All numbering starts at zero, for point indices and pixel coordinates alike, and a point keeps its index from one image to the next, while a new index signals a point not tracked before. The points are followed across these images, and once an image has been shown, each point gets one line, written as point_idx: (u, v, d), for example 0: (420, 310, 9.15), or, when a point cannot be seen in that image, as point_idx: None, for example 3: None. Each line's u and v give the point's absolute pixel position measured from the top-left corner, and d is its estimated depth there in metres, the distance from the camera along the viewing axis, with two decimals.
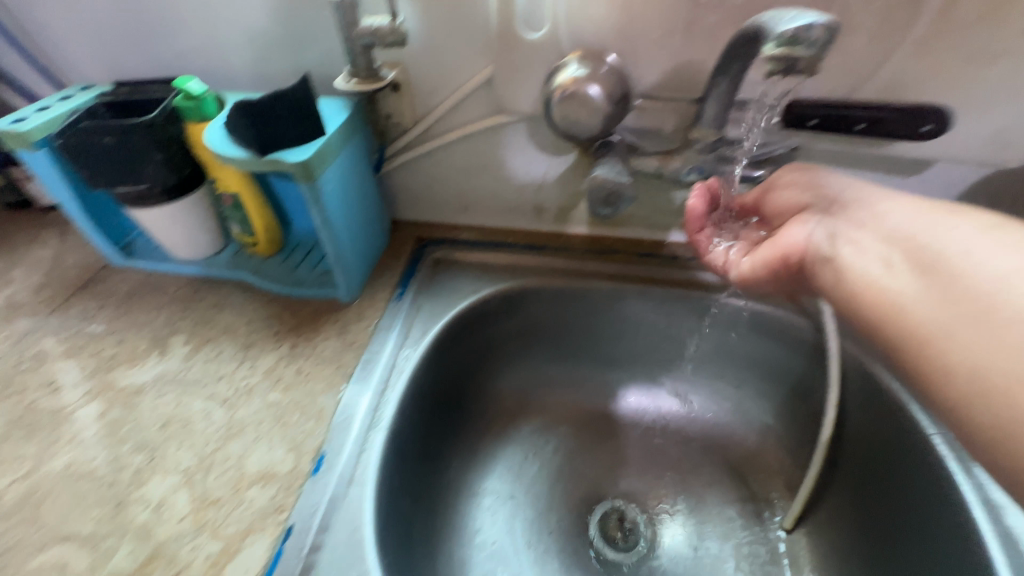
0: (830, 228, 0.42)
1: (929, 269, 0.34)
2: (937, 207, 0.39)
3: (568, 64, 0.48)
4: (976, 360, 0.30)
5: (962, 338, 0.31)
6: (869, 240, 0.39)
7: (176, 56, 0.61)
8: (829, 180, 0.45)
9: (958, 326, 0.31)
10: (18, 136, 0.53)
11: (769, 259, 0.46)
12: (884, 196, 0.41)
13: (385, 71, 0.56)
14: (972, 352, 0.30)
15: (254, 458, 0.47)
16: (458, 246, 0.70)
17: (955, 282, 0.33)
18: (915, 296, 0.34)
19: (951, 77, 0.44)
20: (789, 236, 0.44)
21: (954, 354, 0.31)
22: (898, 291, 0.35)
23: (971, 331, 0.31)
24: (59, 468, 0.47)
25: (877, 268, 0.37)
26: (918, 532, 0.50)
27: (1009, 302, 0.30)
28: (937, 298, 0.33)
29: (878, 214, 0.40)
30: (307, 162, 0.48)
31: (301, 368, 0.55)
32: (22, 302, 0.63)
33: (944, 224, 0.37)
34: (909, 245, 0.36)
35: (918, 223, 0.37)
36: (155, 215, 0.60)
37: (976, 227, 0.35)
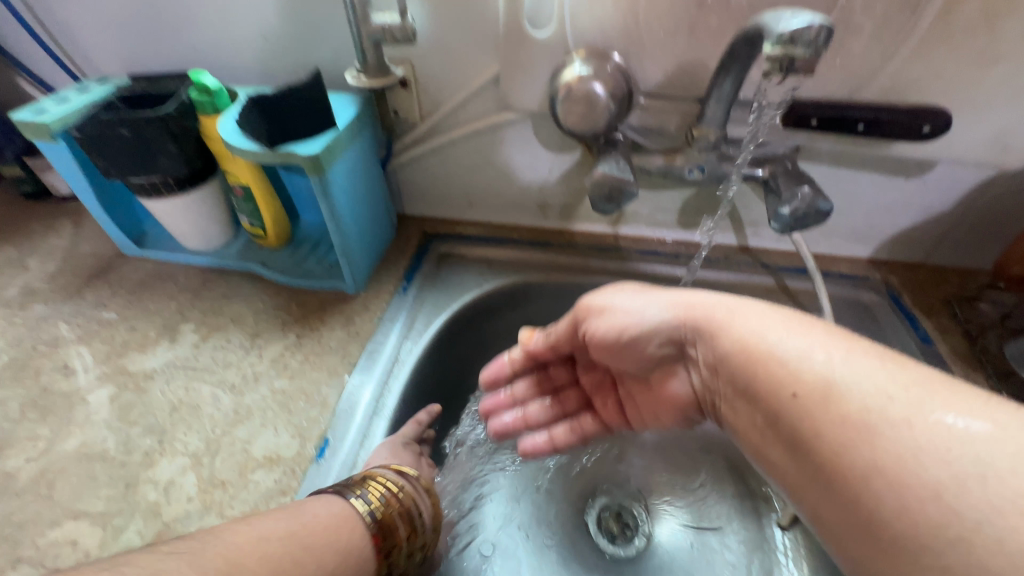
0: (686, 378, 0.42)
1: (800, 442, 0.32)
2: (787, 325, 0.36)
3: (573, 63, 0.49)
4: (891, 515, 0.27)
5: (870, 507, 0.28)
6: (734, 395, 0.37)
7: (191, 50, 0.62)
8: (649, 304, 0.43)
9: (845, 524, 0.29)
10: (37, 126, 0.55)
11: (664, 401, 0.47)
12: (732, 322, 0.38)
13: (395, 67, 0.57)
14: (880, 514, 0.28)
15: (260, 442, 0.48)
16: (463, 242, 0.71)
17: (838, 455, 0.30)
18: (796, 473, 0.33)
19: (951, 77, 0.44)
20: (668, 389, 0.45)
21: (874, 522, 0.28)
22: (783, 467, 0.34)
23: (886, 487, 0.28)
24: (72, 448, 0.48)
25: (755, 425, 0.36)
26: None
27: (910, 484, 0.27)
28: (812, 479, 0.31)
29: (718, 355, 0.38)
30: (317, 155, 0.49)
31: (306, 356, 0.56)
32: (37, 288, 0.65)
33: (808, 347, 0.34)
34: (761, 396, 0.35)
35: (765, 334, 0.36)
36: (168, 205, 0.62)
37: (827, 354, 0.33)
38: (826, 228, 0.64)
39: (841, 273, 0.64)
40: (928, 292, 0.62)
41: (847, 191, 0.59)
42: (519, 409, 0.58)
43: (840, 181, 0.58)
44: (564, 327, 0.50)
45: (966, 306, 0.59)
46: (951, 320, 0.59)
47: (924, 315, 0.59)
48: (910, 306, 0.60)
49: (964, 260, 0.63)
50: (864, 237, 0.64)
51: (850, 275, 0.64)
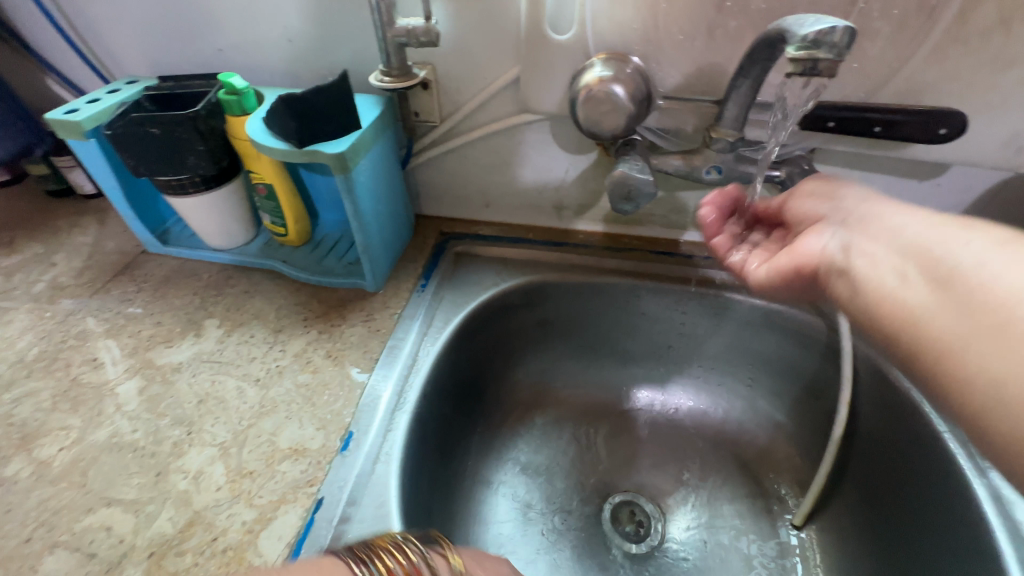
0: (844, 241, 0.41)
1: (948, 281, 0.33)
2: (951, 220, 0.37)
3: (594, 66, 0.50)
4: (996, 371, 0.29)
5: (977, 353, 0.30)
6: (882, 252, 0.38)
7: (217, 52, 0.64)
8: (847, 194, 0.45)
9: (973, 338, 0.30)
10: (70, 125, 0.56)
11: (783, 269, 0.45)
12: (893, 213, 0.40)
13: (416, 69, 0.59)
14: (989, 365, 0.29)
15: (286, 434, 0.49)
16: (479, 241, 0.72)
17: (969, 295, 0.32)
18: (927, 309, 0.33)
19: (966, 80, 0.45)
20: (801, 248, 0.44)
21: (969, 366, 0.30)
22: (916, 304, 0.34)
23: (988, 346, 0.29)
24: (102, 438, 0.50)
25: (890, 281, 0.36)
26: (929, 530, 0.51)
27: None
28: (950, 311, 0.32)
29: (890, 227, 0.39)
30: (343, 154, 0.50)
31: (329, 351, 0.57)
32: (64, 284, 0.67)
33: (958, 236, 0.36)
34: (922, 257, 0.36)
35: (930, 234, 0.37)
36: (193, 203, 0.63)
37: (989, 241, 0.34)
38: None
39: None
40: None
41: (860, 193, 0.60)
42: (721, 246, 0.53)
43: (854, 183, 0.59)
44: (781, 198, 0.50)
45: None
46: None
47: None
48: None
49: None
50: None
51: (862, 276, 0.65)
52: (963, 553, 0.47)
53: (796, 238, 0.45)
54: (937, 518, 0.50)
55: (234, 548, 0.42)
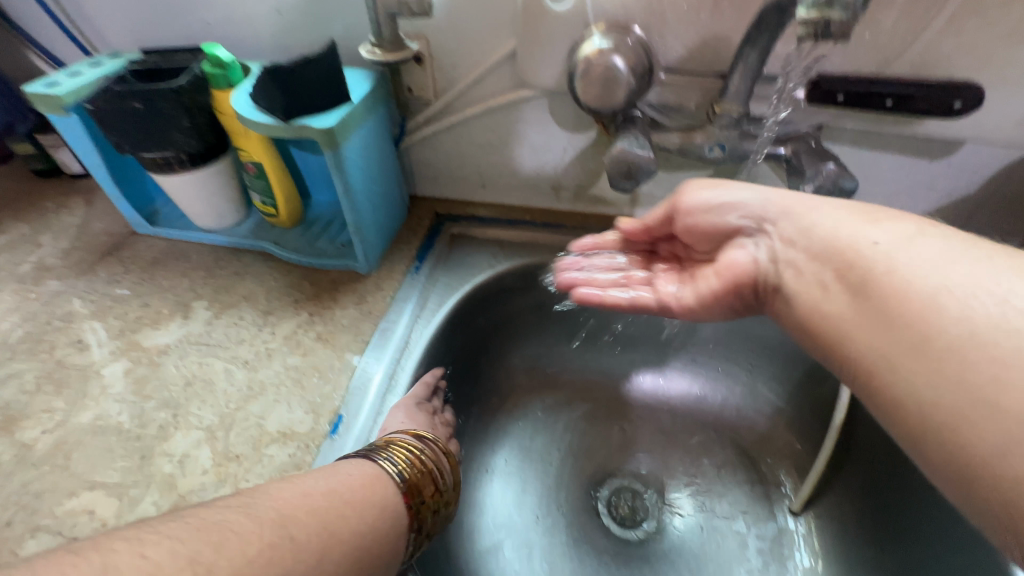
0: (769, 251, 0.41)
1: (862, 287, 0.34)
2: (859, 211, 0.38)
3: (593, 36, 0.48)
4: (930, 397, 0.29)
5: (908, 375, 0.30)
6: (802, 258, 0.38)
7: (203, 25, 0.61)
8: (746, 196, 0.44)
9: (900, 360, 0.31)
10: (50, 100, 0.54)
11: (717, 292, 0.44)
12: (809, 205, 0.40)
13: (410, 42, 0.57)
14: (921, 390, 0.29)
15: (274, 417, 0.48)
16: (475, 224, 0.71)
17: (887, 305, 0.32)
18: (851, 320, 0.34)
19: (985, 52, 0.43)
20: (730, 263, 0.43)
21: (899, 384, 0.31)
22: (840, 313, 0.35)
23: (917, 366, 0.30)
24: (86, 421, 0.48)
25: (815, 292, 0.37)
26: (934, 520, 0.50)
27: (945, 331, 0.29)
28: (874, 325, 0.33)
29: (801, 226, 0.39)
30: (332, 128, 0.48)
31: (319, 333, 0.56)
32: (50, 265, 0.65)
33: (865, 233, 0.36)
34: (839, 262, 0.36)
35: (841, 229, 0.37)
36: (180, 182, 0.61)
37: (899, 235, 0.34)
38: None
39: None
40: None
41: (869, 173, 0.58)
42: (617, 270, 0.53)
43: (863, 162, 0.57)
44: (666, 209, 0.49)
45: None
46: None
47: None
48: None
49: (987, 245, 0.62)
50: None
51: None
52: (966, 542, 0.46)
53: (720, 253, 0.45)
54: (936, 507, 0.50)
55: None
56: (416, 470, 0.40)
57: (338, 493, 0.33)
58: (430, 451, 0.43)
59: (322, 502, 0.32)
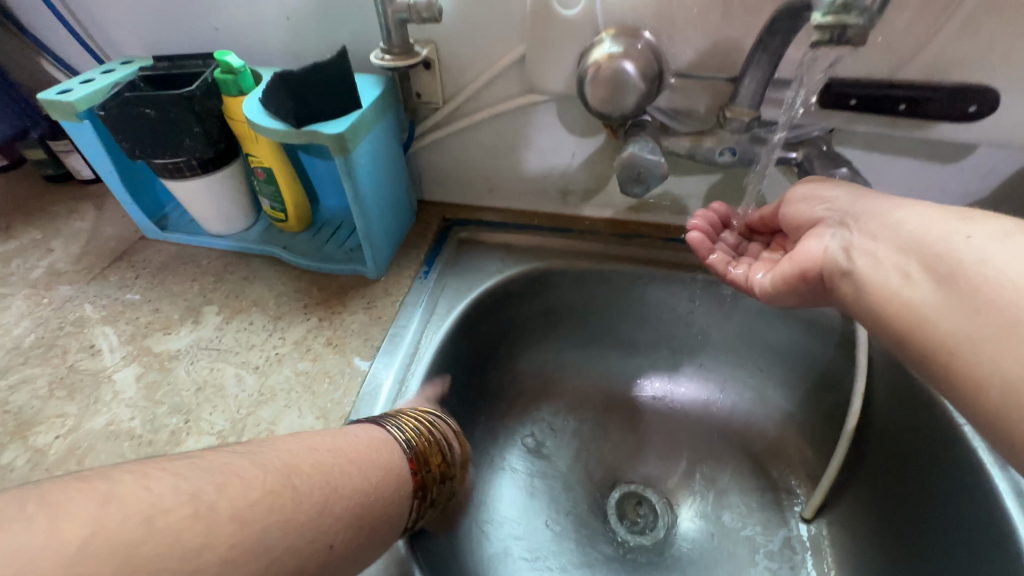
0: (844, 241, 0.40)
1: (948, 277, 0.33)
2: (953, 210, 0.36)
3: (603, 41, 0.48)
4: (1012, 376, 0.29)
5: (991, 354, 0.30)
6: (882, 248, 0.37)
7: (214, 31, 0.62)
8: (837, 190, 0.43)
9: (984, 341, 0.30)
10: (63, 106, 0.55)
11: (789, 276, 0.44)
12: (895, 203, 0.39)
13: (419, 47, 0.57)
14: (1003, 367, 0.29)
15: (285, 423, 0.48)
16: (482, 228, 0.71)
17: (975, 296, 0.31)
18: (933, 308, 0.33)
19: (1000, 55, 0.42)
20: (804, 252, 0.43)
21: (983, 367, 0.30)
22: (922, 301, 0.34)
23: (999, 344, 0.29)
24: (99, 426, 0.49)
25: (894, 280, 0.36)
26: (960, 522, 0.48)
27: None
28: (957, 309, 0.32)
29: (889, 221, 0.38)
30: (343, 134, 0.48)
31: (329, 339, 0.56)
32: (61, 270, 0.66)
33: (958, 229, 0.35)
34: (923, 253, 0.35)
35: (933, 226, 0.36)
36: (191, 187, 0.62)
37: (995, 232, 0.33)
38: None
39: None
40: None
41: (880, 177, 0.58)
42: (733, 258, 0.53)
43: (874, 166, 0.57)
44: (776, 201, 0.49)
45: None
46: None
47: None
48: None
49: None
50: None
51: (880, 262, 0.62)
52: (979, 550, 0.46)
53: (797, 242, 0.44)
54: (956, 515, 0.48)
55: None
56: (424, 441, 0.43)
57: (344, 451, 0.36)
58: (440, 425, 0.46)
59: (326, 458, 0.35)
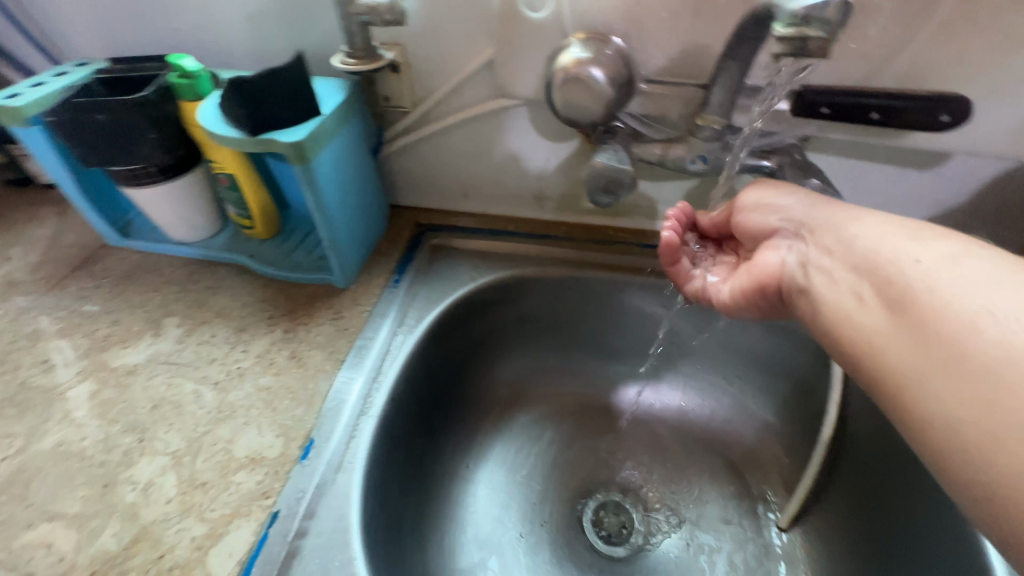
0: (801, 255, 0.39)
1: (900, 304, 0.31)
2: (909, 227, 0.34)
3: (571, 46, 0.46)
4: (957, 417, 0.26)
5: (938, 389, 0.27)
6: (837, 267, 0.36)
7: (174, 32, 0.59)
8: (792, 200, 0.42)
9: (932, 373, 0.28)
10: (10, 112, 0.52)
11: (747, 289, 0.43)
12: (853, 216, 0.38)
13: (385, 50, 0.55)
14: (948, 404, 0.27)
15: (243, 442, 0.47)
16: (457, 234, 0.69)
17: (923, 324, 0.29)
18: (884, 336, 0.31)
19: (973, 63, 0.41)
20: (761, 266, 0.42)
21: (928, 402, 0.28)
22: (873, 329, 0.32)
23: (944, 382, 0.27)
24: (49, 446, 0.47)
25: (847, 303, 0.34)
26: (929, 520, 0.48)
27: (983, 352, 0.26)
28: (908, 339, 0.29)
29: (844, 238, 0.36)
30: (301, 142, 0.47)
31: (293, 352, 0.54)
32: (18, 280, 0.63)
33: (910, 251, 0.32)
34: (876, 275, 0.33)
35: (885, 247, 0.34)
36: (151, 194, 0.59)
37: (948, 254, 0.31)
38: None
39: None
40: None
41: (856, 183, 0.57)
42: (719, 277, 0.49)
43: (851, 173, 0.56)
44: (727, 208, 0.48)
45: None
46: None
47: None
48: None
49: None
50: None
51: None
52: (952, 568, 0.45)
53: (754, 255, 0.43)
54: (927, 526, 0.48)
55: (181, 567, 0.39)
56: None
57: None
58: None
59: None
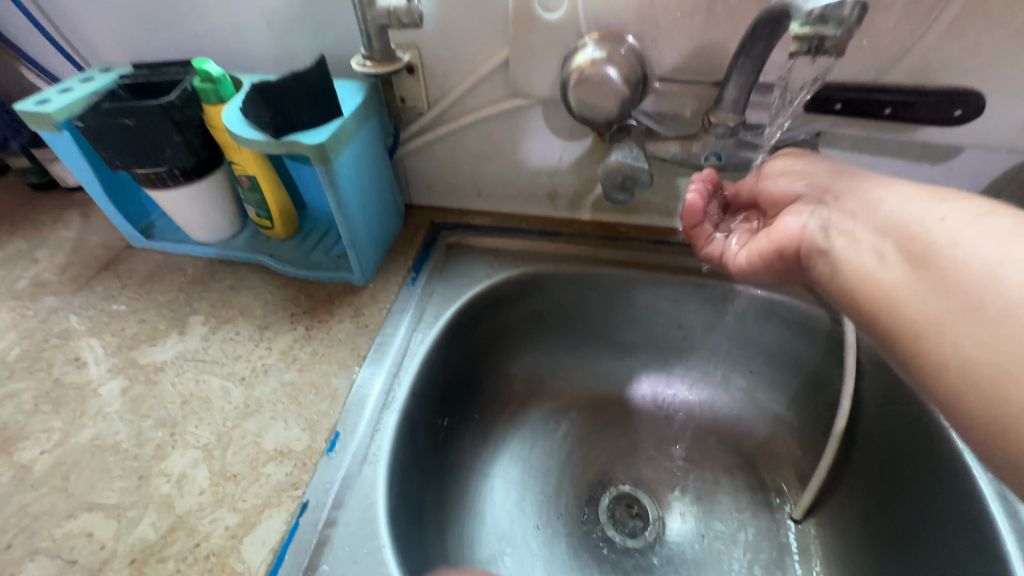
0: (824, 220, 0.42)
1: (922, 260, 0.33)
2: (932, 191, 0.37)
3: (586, 46, 0.47)
4: (970, 351, 0.29)
5: (953, 332, 0.30)
6: (862, 230, 0.38)
7: (195, 37, 0.61)
8: (816, 169, 0.44)
9: (947, 317, 0.31)
10: (41, 117, 0.54)
11: (766, 252, 0.45)
12: (877, 183, 0.40)
13: (401, 53, 0.56)
14: (960, 343, 0.30)
15: (271, 435, 0.48)
16: (471, 232, 0.70)
17: (943, 276, 0.32)
18: (904, 288, 0.34)
19: (985, 57, 0.42)
20: (783, 229, 0.44)
21: (943, 343, 0.31)
22: (895, 283, 0.34)
23: (961, 324, 0.30)
24: (84, 440, 0.48)
25: (869, 261, 0.36)
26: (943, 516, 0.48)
27: (999, 296, 0.29)
28: (927, 290, 0.32)
29: (869, 203, 0.39)
30: (323, 143, 0.48)
31: (316, 348, 0.56)
32: (46, 281, 0.65)
33: (934, 210, 0.35)
34: (900, 236, 0.35)
35: (909, 210, 0.36)
36: (175, 196, 0.61)
37: (969, 213, 0.33)
38: None
39: None
40: None
41: None
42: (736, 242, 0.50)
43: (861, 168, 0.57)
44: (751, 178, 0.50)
45: None
46: None
47: None
48: None
49: None
50: None
51: None
52: (963, 555, 0.46)
53: (776, 219, 0.45)
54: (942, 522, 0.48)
55: (217, 554, 0.41)
56: None
57: None
58: None
59: None
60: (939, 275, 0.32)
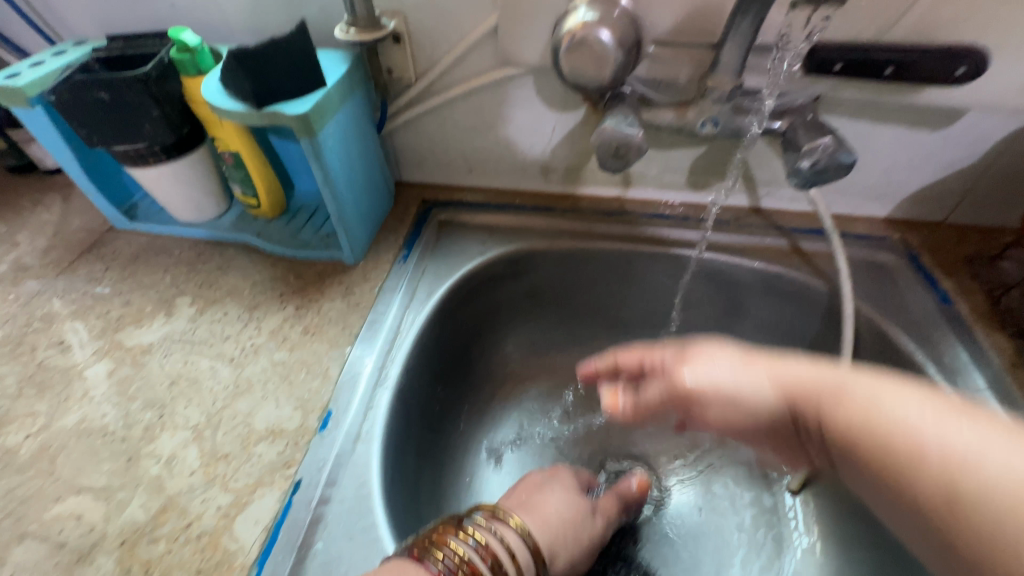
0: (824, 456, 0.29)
1: (937, 514, 0.23)
2: (924, 403, 0.25)
3: (577, 9, 0.45)
4: None
5: None
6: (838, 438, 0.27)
7: (171, 8, 0.58)
8: (748, 383, 0.31)
9: None
10: (11, 92, 0.52)
11: (779, 452, 0.33)
12: (862, 401, 0.27)
13: (386, 20, 0.54)
14: None
15: (262, 415, 0.47)
16: (464, 209, 0.69)
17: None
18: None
19: (989, 13, 0.41)
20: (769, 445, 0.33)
21: None
22: (920, 541, 0.25)
23: None
24: (71, 424, 0.47)
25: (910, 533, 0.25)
26: None
27: None
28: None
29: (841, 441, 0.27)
30: (306, 114, 0.46)
31: (306, 327, 0.55)
32: (27, 264, 0.63)
33: (937, 435, 0.24)
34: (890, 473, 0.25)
35: (883, 412, 0.26)
36: (156, 174, 0.59)
37: (990, 464, 0.22)
38: (840, 186, 0.62)
39: (857, 233, 0.63)
40: (948, 251, 0.61)
41: (866, 144, 0.57)
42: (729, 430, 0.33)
43: (861, 134, 0.56)
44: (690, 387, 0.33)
45: (987, 266, 0.58)
46: (971, 279, 0.57)
47: (942, 273, 0.58)
48: (929, 266, 0.59)
49: (987, 216, 0.62)
50: (881, 195, 0.62)
51: (868, 236, 0.63)
52: None
53: (759, 447, 0.33)
54: None
55: (209, 534, 0.40)
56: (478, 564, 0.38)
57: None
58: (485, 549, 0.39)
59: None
60: (953, 557, 0.23)
